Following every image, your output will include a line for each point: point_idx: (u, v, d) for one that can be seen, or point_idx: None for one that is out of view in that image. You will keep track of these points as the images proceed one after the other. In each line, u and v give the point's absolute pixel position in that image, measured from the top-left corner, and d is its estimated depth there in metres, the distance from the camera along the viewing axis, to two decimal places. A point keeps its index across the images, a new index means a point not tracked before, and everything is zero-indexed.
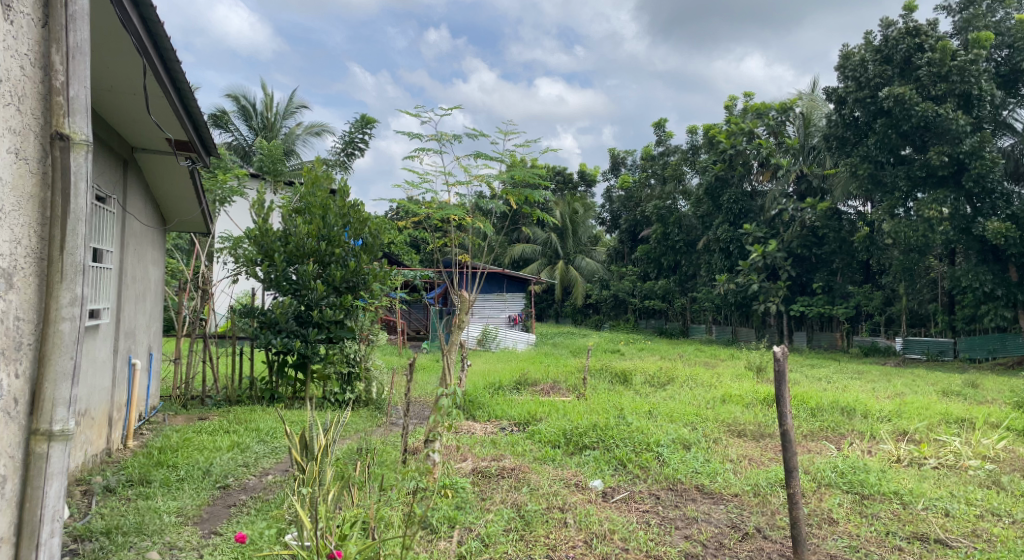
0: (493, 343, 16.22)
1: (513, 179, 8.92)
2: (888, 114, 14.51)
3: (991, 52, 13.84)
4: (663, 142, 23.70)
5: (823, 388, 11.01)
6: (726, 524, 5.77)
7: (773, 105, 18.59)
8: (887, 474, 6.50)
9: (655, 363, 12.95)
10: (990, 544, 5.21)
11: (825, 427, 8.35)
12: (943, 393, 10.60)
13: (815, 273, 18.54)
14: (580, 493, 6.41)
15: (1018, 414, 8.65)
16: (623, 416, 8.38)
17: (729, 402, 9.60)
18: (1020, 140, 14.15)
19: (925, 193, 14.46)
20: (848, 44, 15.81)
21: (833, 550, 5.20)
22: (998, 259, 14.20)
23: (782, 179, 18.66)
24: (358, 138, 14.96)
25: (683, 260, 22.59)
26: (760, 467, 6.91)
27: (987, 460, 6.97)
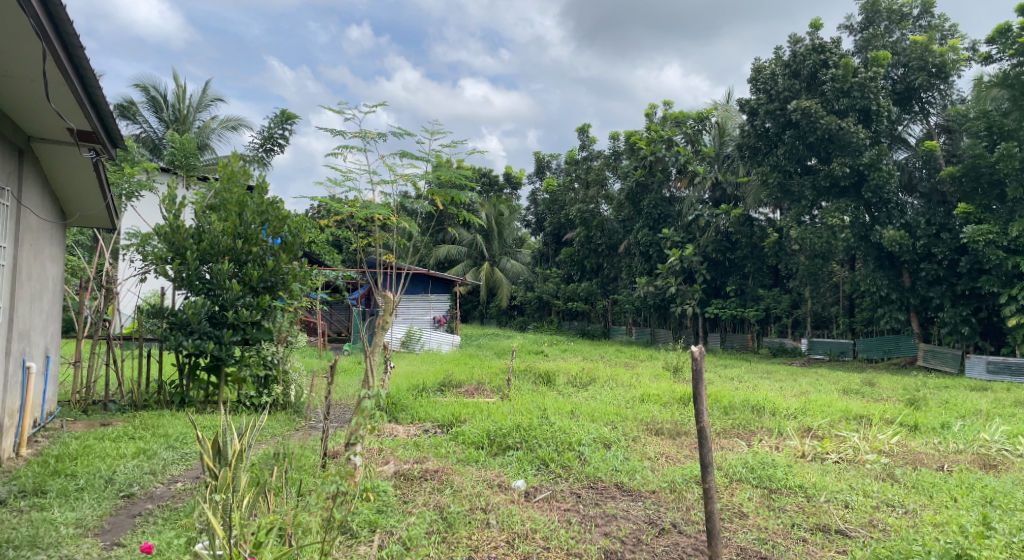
0: (416, 344, 16.07)
1: (439, 180, 8.88)
2: (795, 126, 15.26)
3: (888, 70, 14.78)
4: (586, 147, 24.12)
5: (735, 387, 11.47)
6: (644, 520, 5.92)
7: (691, 113, 19.24)
8: (793, 469, 6.84)
9: (577, 364, 13.14)
10: (885, 533, 5.56)
11: (737, 425, 8.70)
12: (844, 391, 11.23)
13: (729, 277, 19.27)
14: (502, 493, 6.45)
15: (910, 410, 9.27)
16: (546, 416, 8.47)
17: (648, 402, 9.86)
18: (913, 154, 15.17)
19: (829, 202, 15.31)
20: (760, 58, 16.52)
21: (743, 543, 5.46)
22: (894, 265, 15.18)
23: (699, 187, 19.31)
24: (277, 134, 14.53)
25: (605, 263, 23.05)
26: (677, 464, 7.13)
27: (882, 454, 7.42)
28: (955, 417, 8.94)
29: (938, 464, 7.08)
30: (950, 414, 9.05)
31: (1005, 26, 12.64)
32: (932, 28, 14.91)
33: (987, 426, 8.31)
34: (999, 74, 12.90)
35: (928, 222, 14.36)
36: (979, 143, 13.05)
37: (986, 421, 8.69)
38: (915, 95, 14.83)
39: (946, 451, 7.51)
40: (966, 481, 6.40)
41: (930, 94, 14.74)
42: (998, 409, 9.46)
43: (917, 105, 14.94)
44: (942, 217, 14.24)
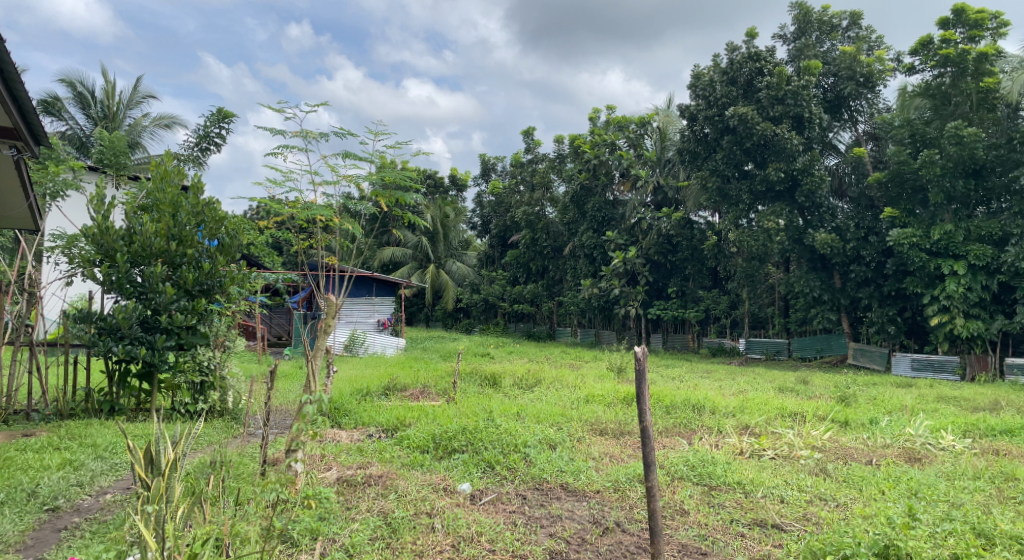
0: (360, 348, 15.86)
1: (383, 181, 8.78)
2: (733, 132, 15.68)
3: (819, 79, 15.33)
4: (531, 150, 24.24)
5: (677, 387, 11.72)
6: (589, 520, 5.97)
7: (633, 118, 19.53)
8: (732, 466, 7.02)
9: (522, 366, 13.19)
10: (818, 526, 5.75)
11: (678, 423, 8.89)
12: (780, 390, 11.60)
13: (670, 278, 19.65)
14: (448, 497, 6.42)
15: (841, 407, 9.64)
16: (492, 419, 8.46)
17: (592, 402, 9.97)
18: (843, 160, 15.79)
19: (765, 206, 15.79)
20: (699, 65, 16.88)
21: (684, 539, 5.59)
22: (826, 267, 15.76)
23: (641, 190, 19.56)
24: (213, 132, 14.12)
25: (550, 265, 23.20)
26: (620, 464, 7.22)
27: (815, 449, 7.70)
28: (882, 413, 9.34)
29: (867, 458, 7.37)
30: (878, 410, 9.45)
31: (927, 39, 13.30)
32: (859, 39, 15.56)
33: (911, 421, 8.70)
34: (922, 84, 13.63)
35: (856, 225, 14.98)
36: (903, 150, 13.66)
37: (911, 416, 9.11)
38: (844, 104, 15.45)
39: (874, 446, 7.83)
40: (893, 475, 6.68)
41: (858, 103, 15.37)
42: (922, 405, 9.93)
43: (846, 113, 15.57)
44: (870, 221, 14.87)
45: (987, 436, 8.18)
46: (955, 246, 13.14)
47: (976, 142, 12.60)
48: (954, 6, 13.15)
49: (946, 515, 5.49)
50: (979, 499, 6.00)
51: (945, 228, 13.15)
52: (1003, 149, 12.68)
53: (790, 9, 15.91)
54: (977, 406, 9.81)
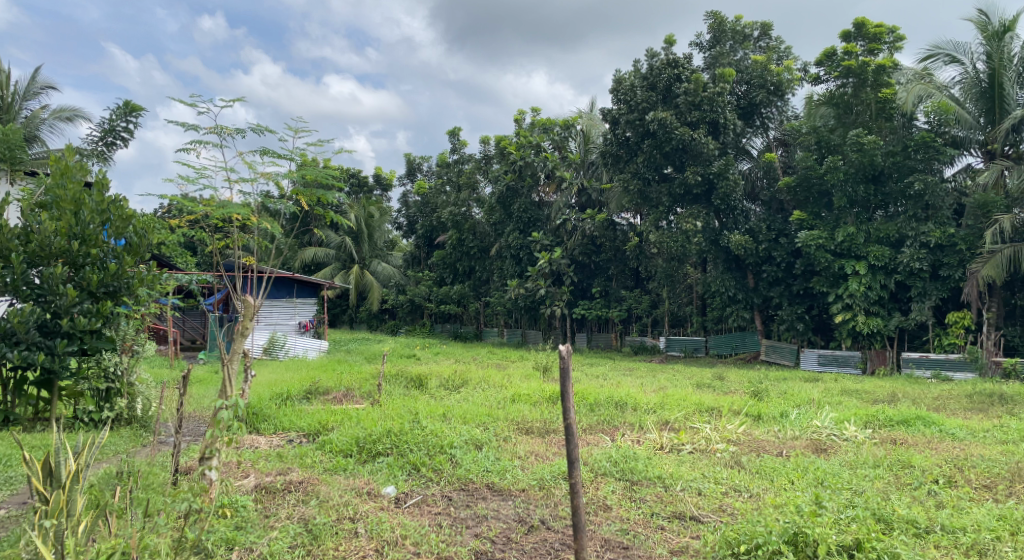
0: (280, 351, 15.39)
1: (304, 179, 8.58)
2: (653, 136, 16.06)
3: (733, 86, 15.93)
4: (457, 150, 24.20)
5: (600, 384, 11.95)
6: (514, 519, 6.01)
7: (557, 120, 19.80)
8: (652, 461, 7.21)
9: (448, 367, 13.13)
10: (733, 517, 5.98)
11: (601, 421, 9.06)
12: (698, 386, 11.99)
13: (594, 279, 20.00)
14: (372, 501, 6.34)
15: (754, 401, 10.07)
16: (417, 421, 8.39)
17: (518, 402, 10.03)
18: (756, 165, 16.47)
19: (683, 208, 16.35)
20: (620, 70, 17.20)
21: (607, 534, 5.71)
22: (740, 268, 16.42)
23: (566, 191, 19.82)
24: (119, 126, 13.43)
25: (477, 266, 23.11)
26: (545, 462, 7.31)
27: (730, 443, 8.01)
28: (791, 406, 9.82)
29: (778, 450, 7.72)
30: (788, 404, 9.92)
31: (831, 50, 14.04)
32: (770, 49, 16.27)
33: (818, 414, 9.17)
34: (827, 93, 14.37)
35: (768, 228, 15.67)
36: (811, 155, 14.41)
37: (818, 409, 9.60)
38: (756, 111, 16.11)
39: (784, 438, 8.21)
40: (801, 465, 7.03)
41: (769, 110, 16.10)
42: (828, 398, 10.48)
43: (758, 120, 16.26)
44: (781, 223, 15.60)
45: (886, 426, 8.72)
46: (857, 247, 13.94)
47: (875, 149, 13.39)
48: (854, 20, 13.93)
49: (849, 502, 5.80)
50: (879, 486, 6.40)
51: (848, 230, 13.93)
52: (899, 156, 13.52)
53: (705, 18, 16.47)
54: (877, 398, 10.45)
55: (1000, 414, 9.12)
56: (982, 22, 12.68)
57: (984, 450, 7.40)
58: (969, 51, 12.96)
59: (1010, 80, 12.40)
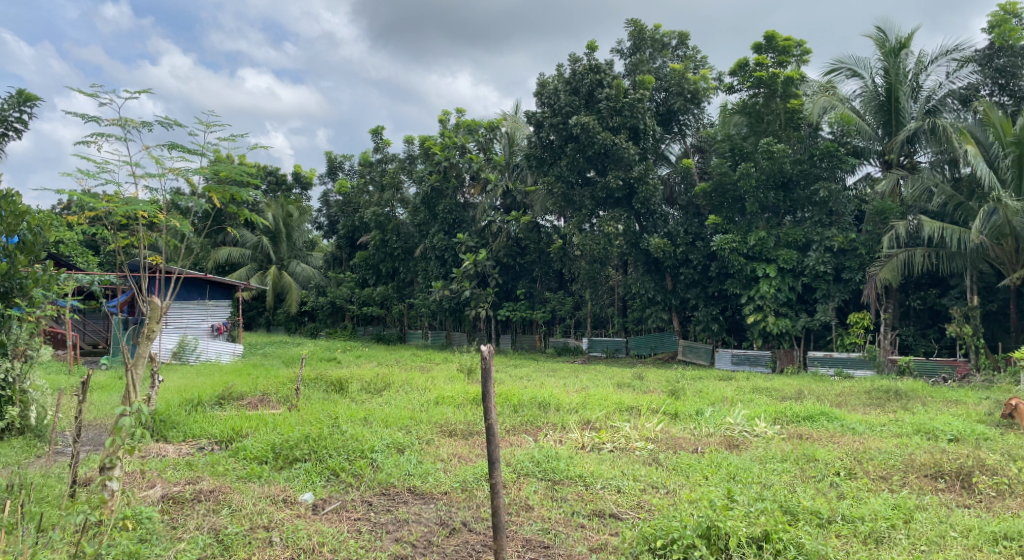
0: (191, 355, 14.79)
1: (217, 175, 8.29)
2: (576, 139, 16.26)
3: (652, 93, 16.36)
4: (380, 149, 23.87)
5: (524, 385, 12.02)
6: (435, 522, 5.96)
7: (482, 122, 19.86)
8: (574, 460, 7.31)
9: (369, 370, 12.91)
10: (650, 513, 6.12)
11: (525, 421, 9.12)
12: (619, 385, 12.25)
13: (519, 281, 20.14)
14: (288, 508, 6.16)
15: (671, 400, 10.36)
16: (337, 425, 8.20)
17: (442, 404, 9.96)
18: (674, 170, 16.96)
19: (605, 211, 16.69)
20: (544, 74, 17.34)
21: (528, 535, 5.75)
22: (659, 270, 16.94)
23: (490, 193, 19.85)
24: (13, 117, 12.57)
25: (400, 267, 22.80)
26: (468, 464, 7.28)
27: (649, 441, 8.22)
28: (707, 404, 10.17)
29: (693, 446, 7.97)
30: (704, 402, 10.26)
31: (744, 61, 14.62)
32: (687, 58, 16.80)
33: (731, 411, 9.54)
34: (740, 102, 14.96)
35: (685, 231, 16.19)
36: (725, 162, 14.97)
37: (731, 407, 9.97)
38: (674, 118, 16.63)
39: (700, 435, 8.50)
40: (715, 461, 7.28)
41: (686, 118, 16.65)
42: (741, 396, 10.90)
43: (676, 127, 16.80)
44: (697, 227, 16.17)
45: (793, 422, 9.15)
46: (767, 251, 14.55)
47: (784, 157, 14.06)
48: (765, 33, 14.56)
49: (759, 496, 6.06)
50: (786, 479, 6.70)
51: (759, 234, 14.56)
52: (805, 164, 14.26)
53: (626, 26, 16.85)
54: (785, 395, 10.96)
55: (895, 408, 9.72)
56: (880, 39, 13.48)
57: (882, 444, 7.86)
58: (868, 66, 13.76)
59: (904, 94, 13.25)
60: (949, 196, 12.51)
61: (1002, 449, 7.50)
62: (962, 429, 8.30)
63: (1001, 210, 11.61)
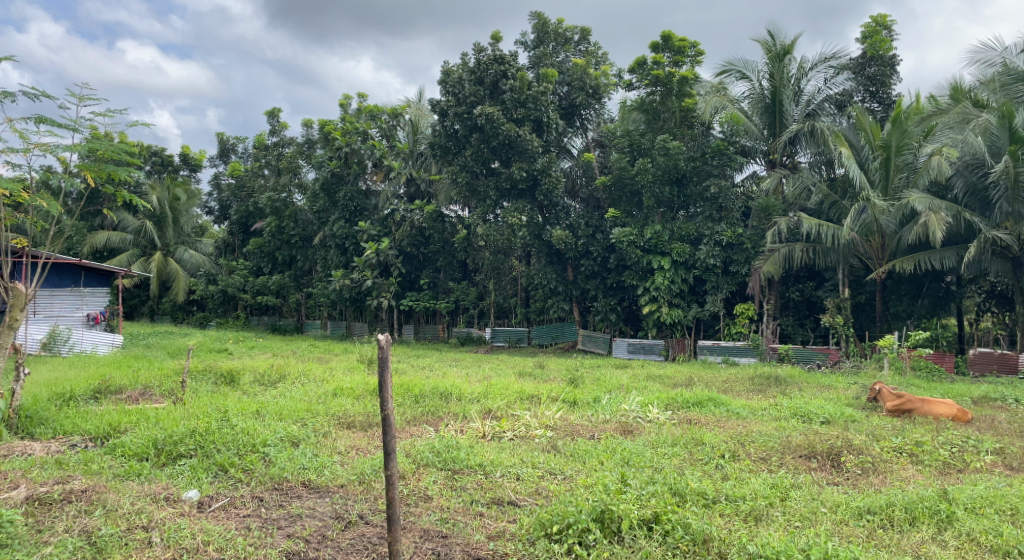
0: (63, 346, 13.75)
1: (92, 153, 7.75)
2: (481, 130, 16.18)
3: (555, 87, 16.60)
4: (276, 132, 22.98)
5: (425, 376, 11.96)
6: (331, 516, 5.81)
7: (385, 108, 19.54)
8: (474, 449, 7.32)
9: (263, 361, 12.44)
10: (548, 499, 6.22)
11: (426, 412, 9.06)
12: (520, 374, 12.41)
13: (422, 270, 19.94)
14: (170, 507, 5.86)
15: (570, 388, 10.60)
16: (227, 419, 7.84)
17: (340, 396, 9.73)
18: (576, 164, 17.35)
19: (509, 202, 16.80)
20: (448, 62, 17.07)
21: (426, 525, 5.74)
22: (561, 262, 17.25)
23: (393, 181, 19.53)
24: None
25: (298, 255, 22.09)
26: (366, 456, 7.15)
27: (548, 428, 8.37)
28: (603, 391, 10.48)
29: (590, 433, 8.18)
30: (601, 390, 10.55)
31: (642, 59, 15.06)
32: (589, 53, 17.10)
33: (627, 398, 9.85)
34: (639, 99, 15.40)
35: (586, 224, 16.67)
36: (623, 157, 15.40)
37: (626, 394, 10.31)
38: (576, 112, 16.95)
39: (597, 422, 8.73)
40: (610, 446, 7.50)
41: (588, 113, 17.03)
42: (635, 383, 11.28)
43: (578, 121, 17.13)
44: (597, 220, 16.65)
45: (683, 407, 9.57)
46: (662, 244, 15.07)
47: (678, 154, 14.63)
48: (662, 33, 15.03)
49: (650, 479, 6.30)
50: (675, 462, 6.99)
51: (655, 228, 15.07)
52: (698, 161, 14.89)
53: (530, 19, 16.94)
54: (676, 382, 11.43)
55: (775, 393, 10.35)
56: (767, 44, 14.20)
57: (763, 427, 8.34)
58: (756, 69, 14.47)
59: (788, 98, 14.07)
60: (826, 195, 13.40)
61: (867, 430, 8.14)
62: (834, 412, 8.94)
63: (870, 209, 12.53)
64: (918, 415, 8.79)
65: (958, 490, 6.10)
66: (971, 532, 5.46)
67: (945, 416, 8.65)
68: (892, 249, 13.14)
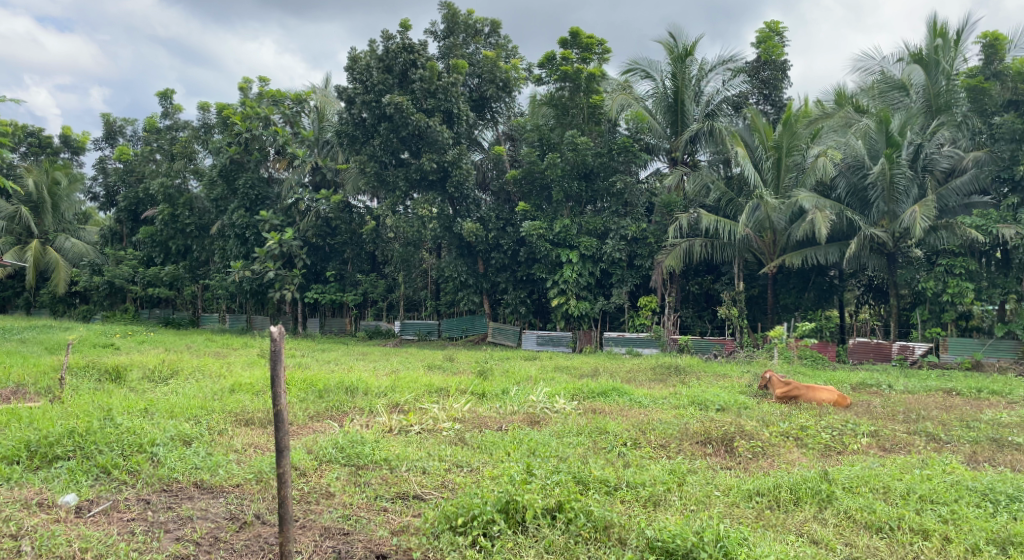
0: None
1: None
2: (389, 119, 15.88)
3: (465, 78, 16.53)
4: (170, 114, 21.80)
5: (330, 370, 11.69)
6: (224, 517, 5.55)
7: (288, 94, 18.98)
8: (379, 444, 7.18)
9: (153, 357, 11.76)
10: (453, 491, 6.18)
11: (330, 407, 8.84)
12: (429, 367, 12.36)
13: (328, 262, 19.43)
14: (43, 513, 5.45)
15: (479, 380, 10.57)
16: (110, 418, 7.31)
17: (238, 392, 9.33)
18: (486, 156, 17.40)
19: (419, 193, 16.58)
20: (354, 49, 16.61)
21: (327, 522, 5.61)
22: (471, 254, 17.24)
23: (298, 169, 18.92)
24: None
25: (194, 244, 21.00)
26: (263, 454, 6.88)
27: (456, 421, 8.33)
28: (512, 383, 10.52)
29: (498, 424, 8.21)
30: (510, 381, 10.61)
31: (551, 55, 15.17)
32: (499, 46, 17.10)
33: (534, 389, 9.96)
34: (547, 94, 15.68)
35: (496, 217, 16.73)
36: (533, 151, 15.52)
37: (534, 385, 10.40)
38: (487, 105, 16.93)
39: (504, 413, 8.76)
40: (517, 437, 7.54)
41: (498, 106, 17.06)
42: (543, 374, 11.46)
43: (489, 114, 17.11)
44: (507, 214, 16.75)
45: (589, 397, 9.76)
46: (570, 237, 15.33)
47: (586, 150, 14.91)
48: (570, 30, 15.17)
49: (555, 468, 6.39)
50: (579, 452, 7.11)
51: (564, 222, 15.30)
52: (605, 157, 15.20)
53: (440, 9, 16.75)
54: (582, 373, 11.68)
55: (675, 382, 10.72)
56: (670, 45, 14.64)
57: (663, 415, 8.62)
58: (659, 69, 14.89)
59: (689, 98, 14.58)
60: (723, 192, 14.01)
61: (758, 416, 8.56)
62: (728, 399, 9.37)
63: (763, 206, 13.16)
64: (804, 401, 9.32)
65: (838, 471, 6.50)
66: (848, 510, 5.83)
67: (827, 402, 9.21)
68: (783, 244, 13.85)
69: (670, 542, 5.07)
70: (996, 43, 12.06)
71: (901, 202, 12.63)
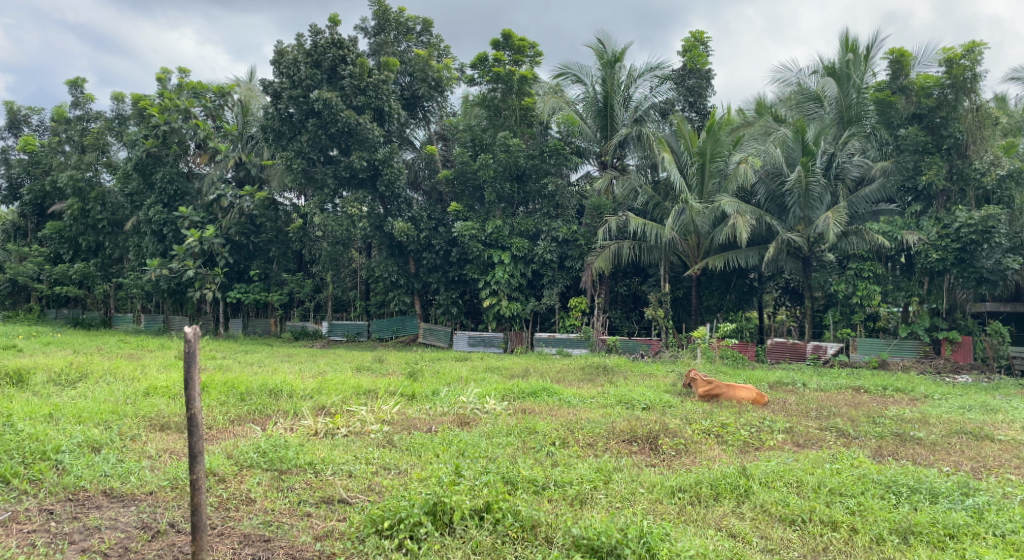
0: None
1: None
2: (317, 116, 15.52)
3: (396, 76, 16.36)
4: (80, 104, 20.67)
5: (252, 372, 11.34)
6: (136, 526, 5.29)
7: (211, 87, 18.54)
8: (304, 448, 6.99)
9: (59, 359, 11.12)
10: (380, 495, 6.07)
11: (252, 410, 8.56)
12: (357, 368, 12.15)
13: (253, 260, 18.84)
14: None
15: (409, 381, 10.44)
16: (9, 424, 6.86)
17: (152, 396, 8.90)
18: (418, 156, 17.25)
19: (349, 192, 16.28)
20: (281, 43, 16.17)
21: (247, 529, 5.42)
22: (402, 254, 17.01)
23: (220, 165, 18.25)
24: None
25: (107, 241, 20.00)
26: (179, 460, 6.59)
27: (384, 423, 8.21)
28: (442, 384, 10.44)
29: (427, 426, 8.13)
30: (440, 382, 10.55)
31: (484, 56, 15.18)
32: (431, 45, 17.00)
33: (464, 390, 9.92)
34: (480, 95, 15.65)
35: (428, 217, 16.61)
36: (465, 152, 15.48)
37: (464, 386, 10.36)
38: (418, 104, 16.81)
39: (434, 414, 8.69)
40: (446, 438, 7.48)
41: (430, 105, 16.96)
42: (473, 374, 11.46)
43: (420, 113, 17.00)
44: (439, 214, 16.66)
45: (518, 397, 9.79)
46: (502, 238, 15.36)
47: (518, 151, 14.98)
48: (502, 31, 15.23)
49: (483, 469, 6.38)
50: (508, 452, 7.12)
51: (496, 223, 15.31)
52: (537, 159, 15.31)
53: (371, 5, 16.49)
54: (512, 373, 11.72)
55: (603, 382, 10.89)
56: (600, 50, 14.88)
57: (591, 414, 8.76)
58: (590, 74, 15.11)
59: (618, 103, 14.86)
60: (650, 195, 14.35)
61: (681, 415, 8.78)
62: (653, 398, 9.59)
63: (688, 210, 13.55)
64: (725, 399, 9.60)
65: (755, 466, 6.74)
66: (764, 504, 6.05)
67: (747, 400, 9.55)
68: (706, 247, 14.27)
69: (595, 539, 5.12)
70: (902, 60, 12.80)
71: (815, 208, 13.26)
